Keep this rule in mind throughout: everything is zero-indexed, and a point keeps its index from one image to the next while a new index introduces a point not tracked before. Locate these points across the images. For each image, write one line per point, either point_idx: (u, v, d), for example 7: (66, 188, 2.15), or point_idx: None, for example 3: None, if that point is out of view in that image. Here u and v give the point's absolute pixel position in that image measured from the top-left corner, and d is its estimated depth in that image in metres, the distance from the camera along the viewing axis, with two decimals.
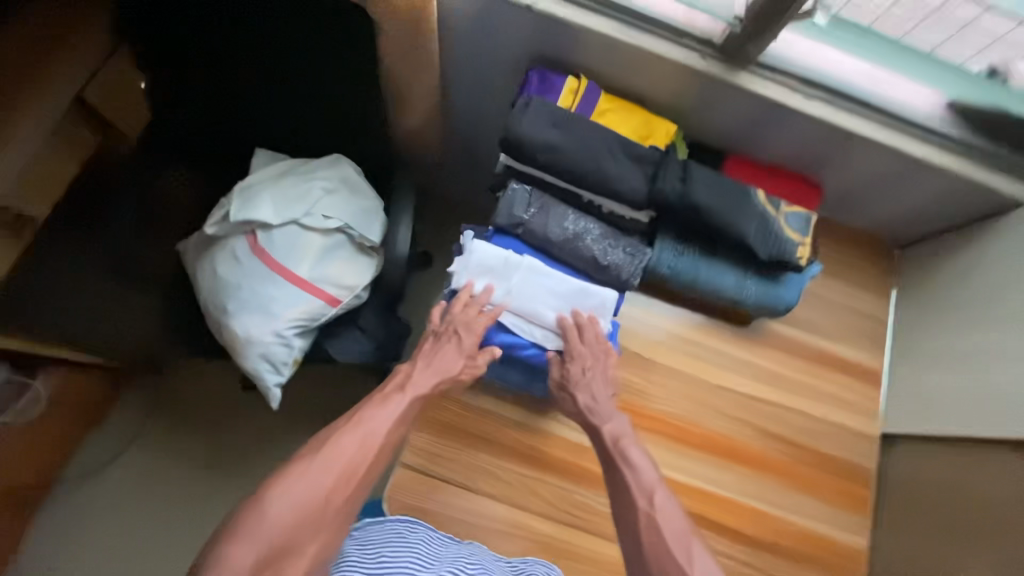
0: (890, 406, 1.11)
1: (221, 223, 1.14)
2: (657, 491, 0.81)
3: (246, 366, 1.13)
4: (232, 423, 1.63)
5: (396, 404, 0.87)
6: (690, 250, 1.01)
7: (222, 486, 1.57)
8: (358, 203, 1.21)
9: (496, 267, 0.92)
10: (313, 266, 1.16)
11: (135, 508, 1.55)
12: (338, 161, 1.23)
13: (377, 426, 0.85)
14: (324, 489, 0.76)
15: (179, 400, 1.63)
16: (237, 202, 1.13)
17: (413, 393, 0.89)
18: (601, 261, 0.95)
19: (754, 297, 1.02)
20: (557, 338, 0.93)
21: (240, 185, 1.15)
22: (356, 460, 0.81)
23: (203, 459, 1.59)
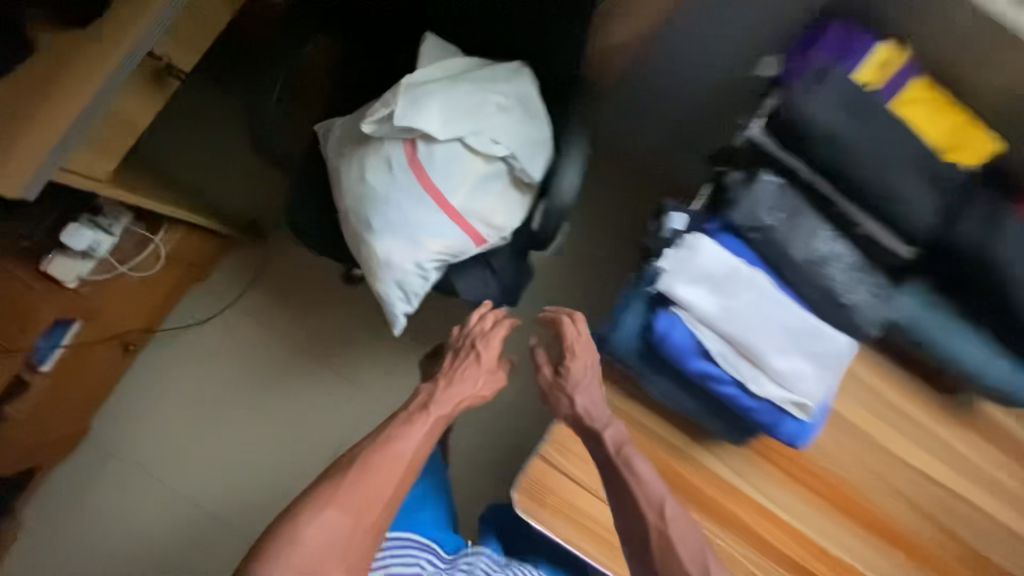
0: None
1: (380, 122, 0.97)
2: (667, 504, 0.77)
3: (377, 289, 1.03)
4: (328, 313, 1.61)
5: (419, 425, 0.96)
6: (943, 304, 0.81)
7: (315, 372, 1.60)
8: (531, 132, 1.02)
9: (719, 277, 0.73)
10: (469, 196, 1.01)
11: (230, 367, 1.60)
12: (518, 73, 1.02)
13: (403, 446, 0.92)
14: (354, 519, 0.83)
15: (282, 276, 1.60)
16: (404, 102, 0.95)
17: (435, 414, 0.98)
18: (839, 298, 0.75)
19: (1000, 380, 0.80)
20: (771, 384, 0.72)
21: (408, 79, 0.97)
22: (382, 482, 0.88)
23: (299, 340, 1.61)
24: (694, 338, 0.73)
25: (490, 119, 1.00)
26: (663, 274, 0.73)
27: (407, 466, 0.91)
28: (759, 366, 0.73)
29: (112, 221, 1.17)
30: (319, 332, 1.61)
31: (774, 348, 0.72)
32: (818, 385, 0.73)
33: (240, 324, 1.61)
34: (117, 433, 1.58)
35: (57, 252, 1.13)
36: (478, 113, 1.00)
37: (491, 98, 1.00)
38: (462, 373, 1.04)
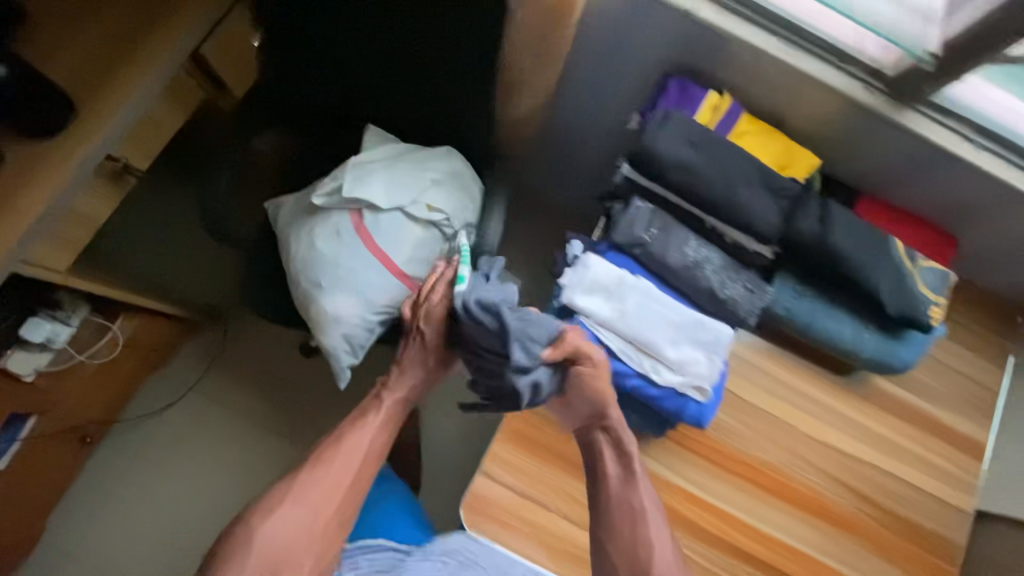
0: (989, 482, 1.03)
1: (329, 195, 1.11)
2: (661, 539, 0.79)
3: (325, 344, 1.12)
4: (291, 384, 1.66)
5: (372, 418, 0.98)
6: (811, 293, 0.95)
7: (276, 446, 1.62)
8: (464, 202, 1.19)
9: (611, 285, 0.85)
10: (410, 257, 1.14)
11: (188, 452, 1.60)
12: (451, 150, 1.20)
13: (354, 446, 0.95)
14: (309, 516, 0.88)
15: (241, 357, 1.66)
16: (350, 176, 1.10)
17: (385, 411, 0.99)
18: (717, 294, 0.89)
19: (870, 350, 0.95)
20: (666, 371, 0.84)
21: (354, 159, 1.13)
22: (336, 480, 0.91)
23: (260, 417, 1.64)
24: (598, 340, 0.84)
25: (426, 191, 1.15)
26: (562, 289, 0.86)
27: (362, 467, 0.94)
28: (656, 357, 0.84)
29: (70, 312, 1.24)
30: (283, 403, 1.65)
31: (667, 339, 0.84)
32: (712, 366, 0.85)
33: (201, 405, 1.63)
34: (67, 537, 1.51)
35: (15, 348, 1.18)
36: (415, 184, 1.15)
37: (427, 171, 1.16)
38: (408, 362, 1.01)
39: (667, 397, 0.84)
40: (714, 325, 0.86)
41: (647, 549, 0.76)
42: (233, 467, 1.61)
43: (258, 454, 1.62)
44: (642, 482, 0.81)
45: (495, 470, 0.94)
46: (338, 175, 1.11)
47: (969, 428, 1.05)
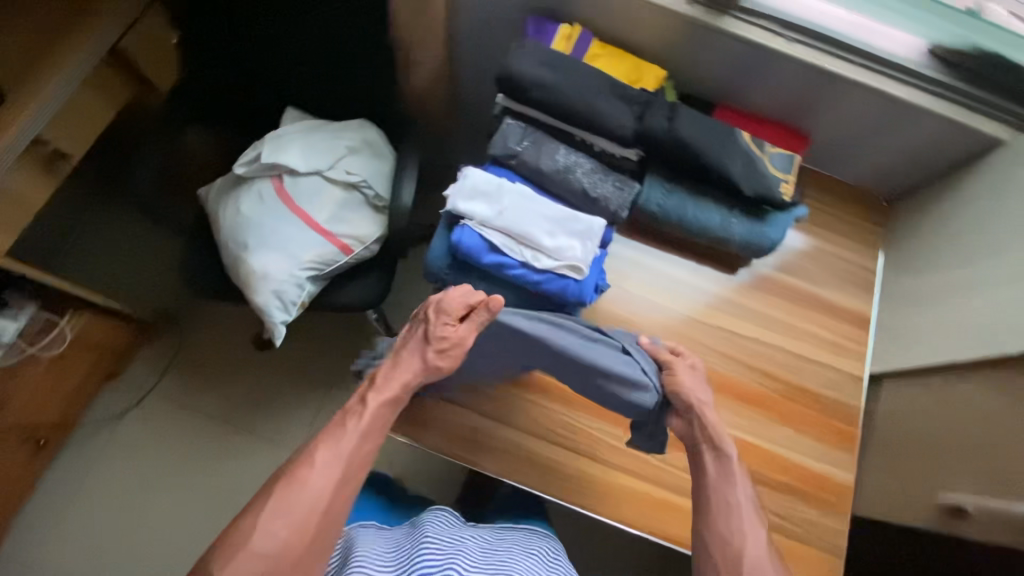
0: (877, 347, 1.11)
1: (249, 164, 1.22)
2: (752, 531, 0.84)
3: (257, 302, 1.19)
4: (246, 379, 1.71)
5: (353, 427, 0.88)
6: (678, 189, 1.05)
7: (234, 437, 1.67)
8: (378, 165, 1.30)
9: (490, 190, 0.94)
10: (331, 215, 1.24)
11: (147, 452, 1.64)
12: (364, 122, 1.33)
13: (330, 462, 0.85)
14: (275, 549, 0.78)
15: (194, 356, 1.71)
16: (269, 146, 1.21)
17: (369, 419, 0.89)
18: (590, 193, 0.99)
19: (739, 233, 1.06)
20: (544, 259, 0.93)
21: (272, 133, 1.24)
22: (310, 505, 0.81)
23: (217, 412, 1.68)
24: (482, 239, 0.93)
25: (343, 157, 1.27)
26: (448, 199, 0.94)
27: (337, 491, 0.84)
28: (536, 248, 0.93)
29: (17, 310, 1.31)
30: (239, 398, 1.69)
31: (544, 231, 0.94)
32: (586, 250, 0.94)
33: (158, 409, 1.67)
34: (29, 549, 1.53)
35: None
36: (329, 150, 1.26)
37: (342, 140, 1.28)
38: (403, 360, 0.92)
39: (549, 281, 0.93)
40: (587, 217, 0.97)
41: (738, 539, 0.82)
42: (192, 463, 1.64)
43: (218, 450, 1.66)
44: (740, 486, 0.88)
45: None
46: (257, 146, 1.21)
47: (853, 302, 1.14)
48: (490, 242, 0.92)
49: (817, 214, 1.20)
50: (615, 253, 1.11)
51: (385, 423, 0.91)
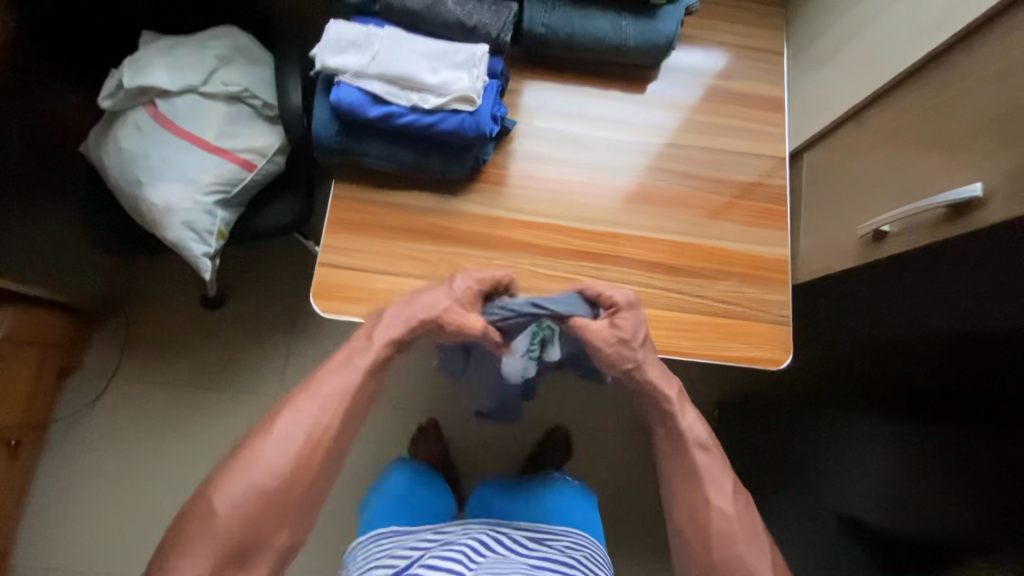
0: (794, 125, 1.11)
1: (115, 95, 1.14)
2: (726, 491, 0.79)
3: (171, 239, 1.15)
4: (209, 342, 1.68)
5: (360, 359, 0.81)
6: (560, 4, 1.01)
7: (209, 399, 1.66)
8: (257, 71, 1.22)
9: (357, 39, 0.89)
10: (220, 133, 1.17)
11: (127, 434, 1.63)
12: (230, 29, 1.23)
13: (338, 393, 0.79)
14: (275, 481, 0.73)
15: (145, 333, 1.67)
16: (129, 71, 1.12)
17: (377, 345, 0.83)
18: (466, 23, 0.94)
19: (632, 36, 1.01)
20: (430, 98, 0.89)
21: (130, 57, 1.15)
22: (317, 440, 0.76)
23: (185, 380, 1.67)
24: (361, 91, 0.88)
25: (216, 68, 1.18)
26: (316, 58, 0.89)
27: (342, 420, 0.79)
28: (422, 88, 0.89)
29: None
30: (208, 362, 1.67)
31: (425, 69, 0.89)
32: (471, 81, 0.89)
33: (129, 390, 1.65)
34: (39, 549, 1.55)
35: None
36: (198, 63, 1.17)
37: (209, 51, 1.19)
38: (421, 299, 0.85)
39: (443, 120, 0.89)
40: (467, 47, 0.92)
41: (708, 504, 0.78)
42: (175, 433, 1.64)
43: (199, 417, 1.65)
44: (699, 447, 0.82)
45: (332, 261, 0.95)
46: (118, 73, 1.13)
47: (765, 87, 1.12)
48: (369, 93, 0.88)
49: (714, 9, 1.16)
50: (515, 90, 1.06)
51: (386, 361, 0.84)
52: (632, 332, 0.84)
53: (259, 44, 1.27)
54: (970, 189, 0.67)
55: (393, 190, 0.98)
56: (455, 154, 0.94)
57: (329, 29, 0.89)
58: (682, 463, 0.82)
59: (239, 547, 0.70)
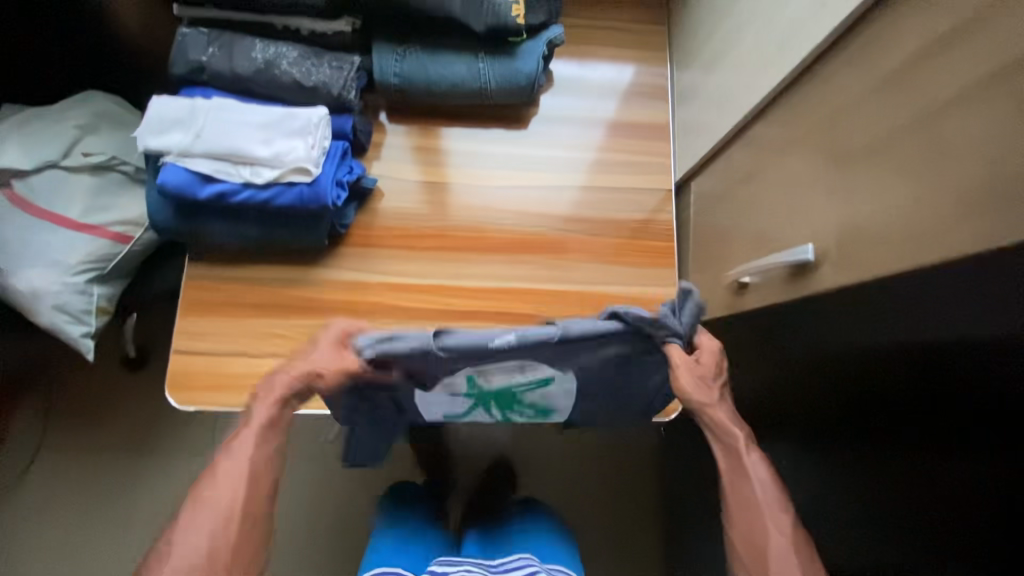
0: (679, 152, 1.05)
1: None
2: (790, 523, 0.65)
3: (44, 323, 1.09)
4: (138, 403, 1.63)
5: (248, 434, 0.66)
6: (412, 49, 0.94)
7: (139, 464, 1.60)
8: (124, 136, 1.17)
9: (181, 115, 0.83)
10: (87, 207, 1.12)
11: (55, 508, 1.56)
12: (92, 95, 1.17)
13: (236, 465, 0.65)
14: (224, 520, 0.62)
15: (70, 399, 1.62)
16: None
17: (259, 423, 0.67)
18: (305, 83, 0.88)
19: (492, 77, 0.95)
20: (264, 172, 0.83)
21: None
22: (223, 521, 0.62)
23: (113, 446, 1.61)
24: (187, 171, 0.82)
25: (77, 139, 1.13)
26: (141, 139, 0.83)
27: (251, 492, 0.64)
28: (254, 162, 0.83)
29: None
30: (138, 424, 1.62)
31: (257, 141, 0.83)
32: (308, 150, 0.83)
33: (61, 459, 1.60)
34: None
35: None
36: (56, 136, 1.11)
37: (68, 120, 1.13)
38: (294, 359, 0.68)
39: (279, 194, 0.83)
40: (302, 111, 0.86)
41: (764, 537, 0.64)
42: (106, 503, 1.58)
43: (129, 485, 1.59)
44: (761, 485, 0.66)
45: (187, 346, 0.91)
46: None
47: (646, 114, 1.06)
48: (198, 172, 0.82)
49: (590, 34, 1.10)
50: (382, 143, 1.01)
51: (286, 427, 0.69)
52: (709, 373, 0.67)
53: (128, 106, 1.21)
54: (804, 253, 0.61)
55: (249, 265, 0.93)
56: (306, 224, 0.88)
57: (152, 107, 0.84)
58: (744, 492, 0.66)
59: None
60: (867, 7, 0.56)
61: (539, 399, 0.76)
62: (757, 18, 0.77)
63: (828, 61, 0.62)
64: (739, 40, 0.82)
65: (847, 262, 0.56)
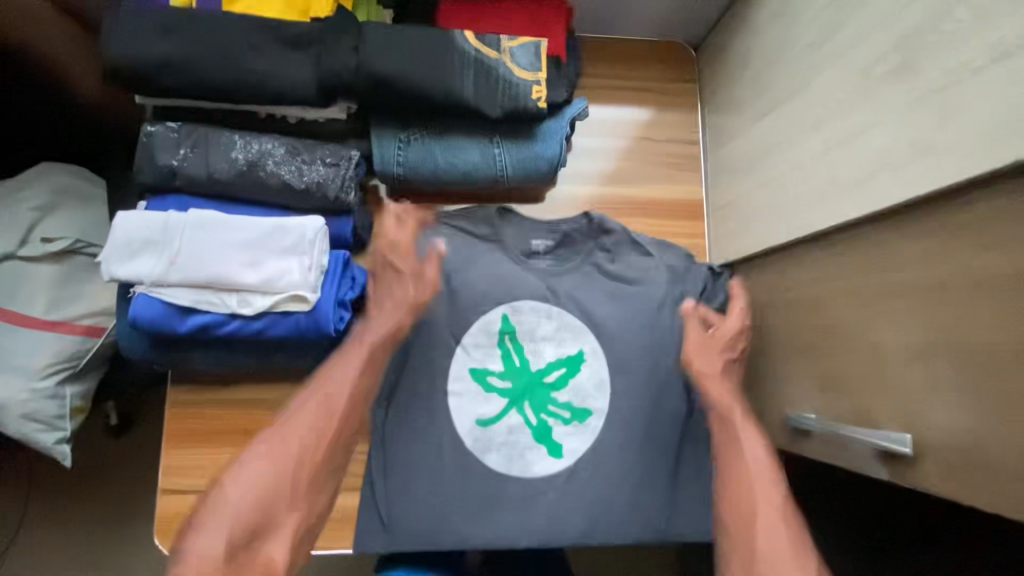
0: (712, 233, 0.96)
1: None
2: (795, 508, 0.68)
3: (12, 433, 0.98)
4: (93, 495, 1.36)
5: (347, 361, 0.72)
6: (417, 135, 0.82)
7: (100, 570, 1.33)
8: (91, 213, 1.05)
9: (151, 236, 0.71)
10: (52, 300, 0.99)
11: None
12: (48, 167, 1.04)
13: (328, 400, 0.70)
14: (291, 467, 0.66)
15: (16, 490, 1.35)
16: None
17: (363, 345, 0.73)
18: (295, 186, 0.76)
19: (509, 164, 0.84)
20: (254, 299, 0.72)
21: None
22: (300, 452, 0.67)
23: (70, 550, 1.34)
24: (164, 303, 0.71)
25: (36, 222, 1.00)
26: (105, 264, 0.71)
27: (335, 430, 0.70)
28: (241, 289, 0.72)
29: None
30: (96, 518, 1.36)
31: (243, 264, 0.72)
32: (302, 273, 0.72)
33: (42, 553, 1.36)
34: None
35: None
36: (10, 221, 0.98)
37: (23, 202, 0.99)
38: (389, 283, 0.76)
39: (273, 325, 0.72)
40: (294, 223, 0.74)
41: (767, 527, 0.66)
42: None
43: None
44: (765, 476, 0.70)
45: (178, 483, 0.81)
46: None
47: (674, 189, 0.97)
48: (176, 304, 0.71)
49: (611, 96, 0.99)
50: None
51: (378, 361, 0.74)
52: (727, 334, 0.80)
53: (91, 177, 1.08)
54: (902, 445, 0.53)
55: (240, 386, 0.83)
56: (303, 350, 0.77)
57: (117, 227, 0.72)
58: (754, 469, 0.71)
59: (254, 528, 0.63)
60: (990, 175, 0.46)
61: (573, 386, 0.88)
62: (821, 123, 0.67)
63: (925, 216, 0.53)
64: (796, 138, 0.72)
65: (960, 476, 0.49)
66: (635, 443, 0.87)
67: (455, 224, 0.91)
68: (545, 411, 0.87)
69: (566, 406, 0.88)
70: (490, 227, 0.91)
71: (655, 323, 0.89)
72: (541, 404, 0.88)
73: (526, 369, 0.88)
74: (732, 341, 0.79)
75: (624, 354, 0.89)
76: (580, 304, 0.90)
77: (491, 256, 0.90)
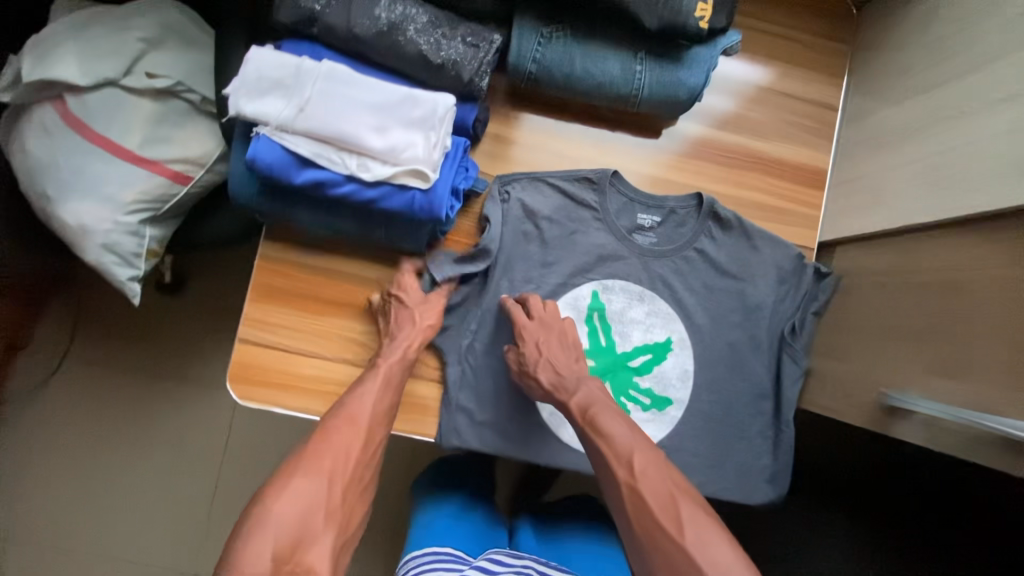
0: (830, 206, 0.91)
1: (16, 87, 0.96)
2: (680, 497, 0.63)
3: (91, 260, 0.99)
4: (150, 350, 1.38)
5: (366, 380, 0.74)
6: (560, 34, 0.78)
7: (139, 423, 1.36)
8: (196, 57, 1.01)
9: (282, 78, 0.69)
10: (147, 138, 0.98)
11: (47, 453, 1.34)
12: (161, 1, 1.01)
13: (360, 407, 0.71)
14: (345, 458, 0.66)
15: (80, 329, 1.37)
16: (31, 59, 0.94)
17: (385, 366, 0.76)
18: (432, 60, 0.72)
19: (647, 84, 0.79)
20: (374, 165, 0.70)
21: (35, 38, 0.96)
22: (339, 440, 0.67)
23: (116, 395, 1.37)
24: (284, 149, 0.69)
25: (142, 55, 0.97)
26: (231, 98, 0.69)
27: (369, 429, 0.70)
28: (363, 152, 0.70)
29: None
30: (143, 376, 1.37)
31: (369, 126, 0.69)
32: (427, 147, 0.70)
33: (91, 386, 1.37)
34: None
35: None
36: (118, 48, 0.96)
37: (131, 31, 0.97)
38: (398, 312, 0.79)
39: (387, 196, 0.71)
40: (426, 97, 0.71)
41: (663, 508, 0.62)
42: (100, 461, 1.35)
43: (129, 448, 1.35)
44: (635, 451, 0.67)
45: (255, 336, 0.81)
46: (20, 61, 0.95)
47: (800, 152, 0.92)
48: (296, 153, 0.69)
49: (759, 39, 0.92)
50: (496, 136, 0.87)
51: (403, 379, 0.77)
52: (556, 329, 0.80)
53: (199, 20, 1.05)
54: None
55: (329, 255, 0.82)
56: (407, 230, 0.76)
57: (249, 60, 0.69)
58: (613, 449, 0.68)
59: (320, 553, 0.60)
60: None
61: (653, 381, 0.86)
62: None
63: None
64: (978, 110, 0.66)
65: None
66: (704, 411, 0.87)
67: (559, 186, 0.85)
68: (624, 394, 0.85)
69: (647, 392, 0.86)
70: (595, 194, 0.86)
71: (748, 319, 0.87)
72: (622, 386, 0.86)
73: (611, 349, 0.86)
74: (549, 329, 0.79)
75: (711, 314, 0.87)
76: (672, 290, 0.87)
77: (591, 228, 0.87)
